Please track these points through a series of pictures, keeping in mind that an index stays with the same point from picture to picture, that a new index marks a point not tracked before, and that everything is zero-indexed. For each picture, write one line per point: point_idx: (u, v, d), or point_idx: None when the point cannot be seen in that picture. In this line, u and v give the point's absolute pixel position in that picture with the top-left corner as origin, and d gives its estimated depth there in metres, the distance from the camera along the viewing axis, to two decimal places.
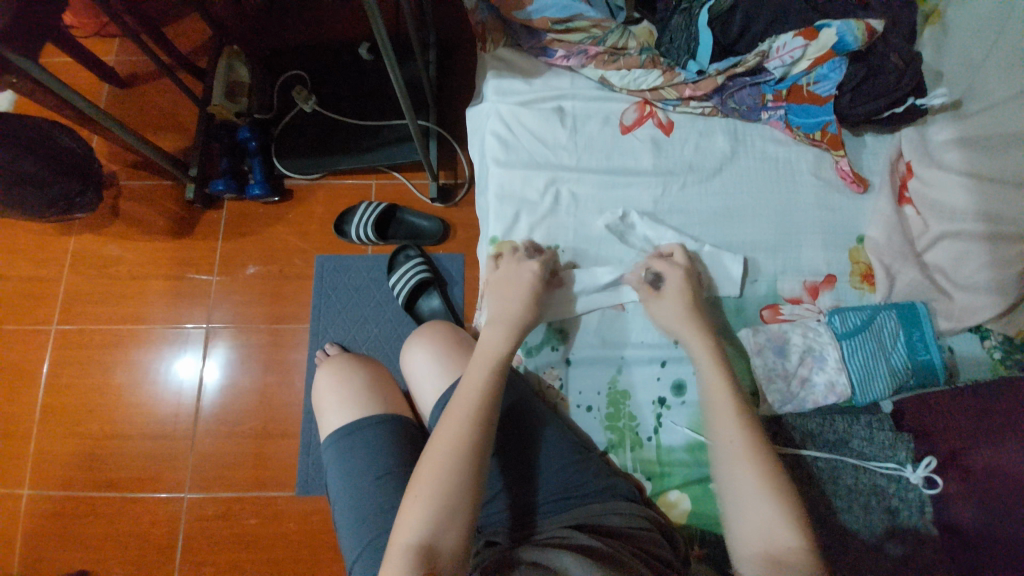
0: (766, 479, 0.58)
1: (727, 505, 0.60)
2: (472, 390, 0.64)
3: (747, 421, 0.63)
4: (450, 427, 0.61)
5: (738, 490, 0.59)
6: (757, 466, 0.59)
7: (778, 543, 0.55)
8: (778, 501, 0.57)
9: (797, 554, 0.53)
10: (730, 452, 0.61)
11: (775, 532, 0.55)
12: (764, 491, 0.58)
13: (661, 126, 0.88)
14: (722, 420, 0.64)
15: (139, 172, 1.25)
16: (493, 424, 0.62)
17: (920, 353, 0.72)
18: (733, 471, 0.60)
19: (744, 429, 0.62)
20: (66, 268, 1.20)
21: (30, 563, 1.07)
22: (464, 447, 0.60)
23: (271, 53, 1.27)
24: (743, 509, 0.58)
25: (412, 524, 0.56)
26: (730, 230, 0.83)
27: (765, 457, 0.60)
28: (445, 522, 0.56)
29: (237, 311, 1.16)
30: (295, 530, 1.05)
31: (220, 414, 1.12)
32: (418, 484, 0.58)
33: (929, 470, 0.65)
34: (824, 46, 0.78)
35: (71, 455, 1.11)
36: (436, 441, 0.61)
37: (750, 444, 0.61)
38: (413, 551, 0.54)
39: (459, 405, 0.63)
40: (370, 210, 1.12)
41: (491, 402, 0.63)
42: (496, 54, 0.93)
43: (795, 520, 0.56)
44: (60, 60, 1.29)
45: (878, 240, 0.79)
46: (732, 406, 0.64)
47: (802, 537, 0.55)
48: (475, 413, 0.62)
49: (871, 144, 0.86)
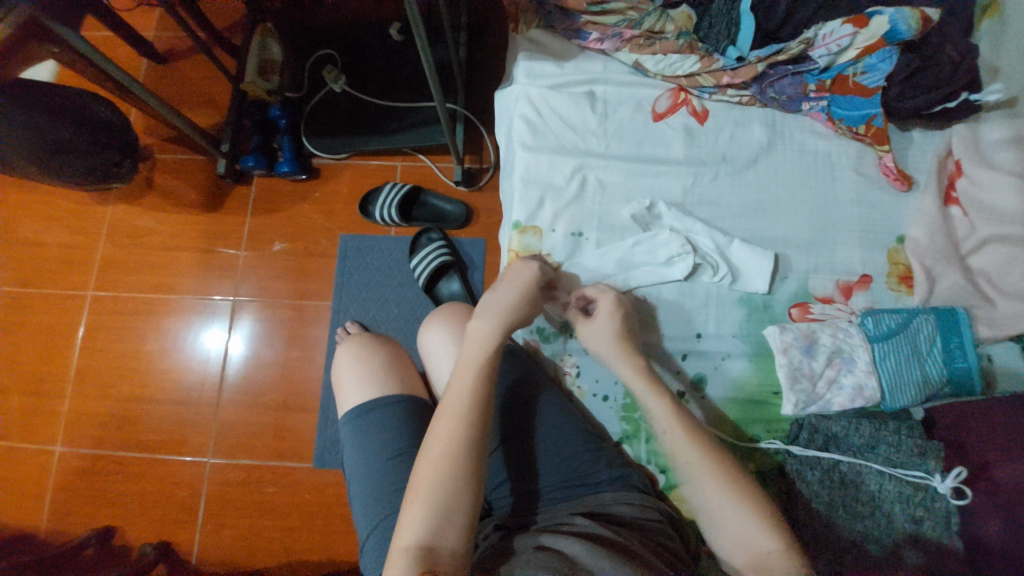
0: (729, 491, 0.56)
1: (704, 520, 0.58)
2: (457, 395, 0.62)
3: (688, 426, 0.61)
4: (443, 430, 0.60)
5: (708, 506, 0.57)
6: (718, 478, 0.57)
7: (758, 548, 0.54)
8: (747, 507, 0.55)
9: (777, 557, 0.53)
10: (688, 471, 0.59)
11: (752, 540, 0.54)
12: (731, 503, 0.56)
13: (694, 115, 0.85)
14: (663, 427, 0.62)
15: (173, 146, 1.27)
16: (487, 427, 0.61)
17: (957, 360, 0.69)
18: (693, 485, 0.59)
19: (695, 443, 0.60)
20: (102, 237, 1.24)
21: (62, 515, 1.12)
22: (461, 450, 0.58)
23: (304, 31, 1.27)
24: (719, 525, 0.56)
25: (411, 526, 0.55)
26: (761, 224, 0.80)
27: (723, 468, 0.58)
28: (445, 524, 0.55)
29: (262, 286, 1.19)
30: (311, 502, 1.08)
31: (244, 385, 1.15)
32: (415, 487, 0.57)
33: (959, 480, 0.61)
34: (875, 34, 0.75)
35: (101, 416, 1.16)
36: (429, 444, 0.60)
37: (704, 458, 0.58)
38: (414, 551, 0.53)
39: (450, 408, 0.62)
40: (394, 192, 1.13)
41: (478, 407, 0.61)
42: (528, 35, 0.91)
43: (767, 522, 0.54)
44: (101, 33, 1.32)
45: (920, 241, 0.76)
46: (677, 425, 0.61)
47: (775, 537, 0.54)
48: (469, 416, 0.61)
49: (919, 140, 0.81)
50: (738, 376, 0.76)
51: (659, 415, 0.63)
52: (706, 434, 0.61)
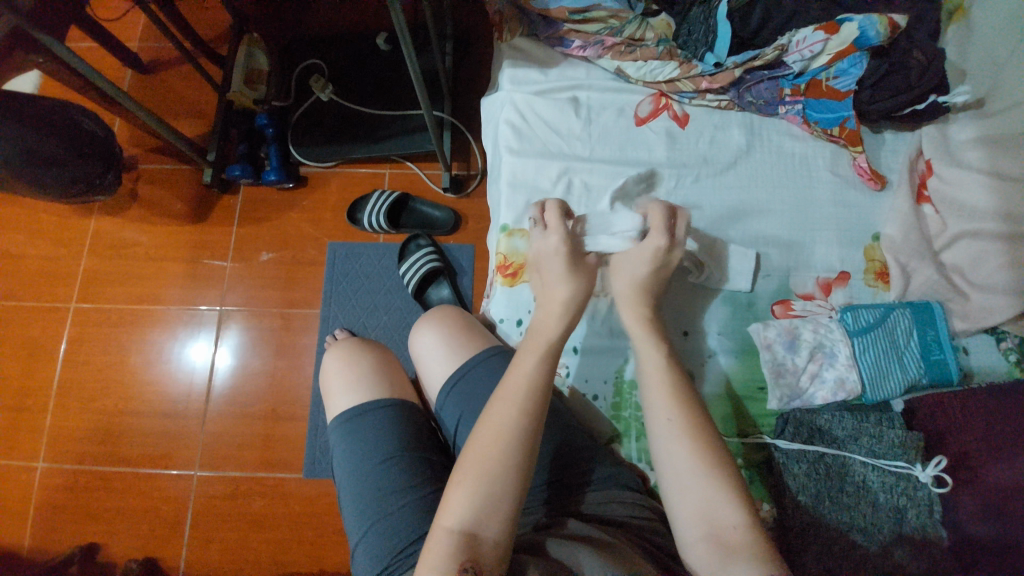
0: (701, 458, 0.56)
1: (667, 486, 0.58)
2: (519, 381, 0.60)
3: (682, 397, 0.60)
4: (499, 416, 0.58)
5: (677, 474, 0.57)
6: (694, 445, 0.57)
7: (721, 520, 0.54)
8: (717, 476, 0.56)
9: (742, 531, 0.53)
10: (665, 434, 0.59)
11: (714, 509, 0.54)
12: (698, 469, 0.56)
13: (676, 119, 0.88)
14: (654, 396, 0.61)
15: (158, 156, 1.27)
16: (543, 417, 0.58)
17: (934, 352, 0.72)
18: (669, 452, 0.58)
19: (677, 408, 0.60)
20: (84, 249, 1.23)
21: (44, 533, 1.09)
22: (514, 438, 0.56)
23: (291, 41, 1.28)
24: (683, 490, 0.56)
25: (455, 508, 0.54)
26: (743, 225, 0.82)
27: (705, 442, 0.57)
28: (491, 511, 0.53)
29: (249, 296, 1.18)
30: (302, 513, 1.07)
31: (231, 396, 1.14)
32: (462, 470, 0.56)
33: (940, 469, 0.64)
34: (845, 41, 0.78)
35: (85, 431, 1.14)
36: (481, 429, 0.58)
37: (681, 422, 0.59)
38: (456, 536, 0.52)
39: (506, 394, 0.59)
40: (383, 199, 1.14)
41: (537, 395, 0.59)
42: (512, 43, 0.93)
43: (738, 498, 0.54)
44: (84, 44, 1.31)
45: (894, 238, 0.79)
46: (664, 388, 0.61)
47: (744, 513, 0.54)
48: (526, 405, 0.58)
49: (890, 142, 0.85)
50: (723, 373, 0.77)
51: (651, 373, 0.63)
52: (690, 399, 0.60)
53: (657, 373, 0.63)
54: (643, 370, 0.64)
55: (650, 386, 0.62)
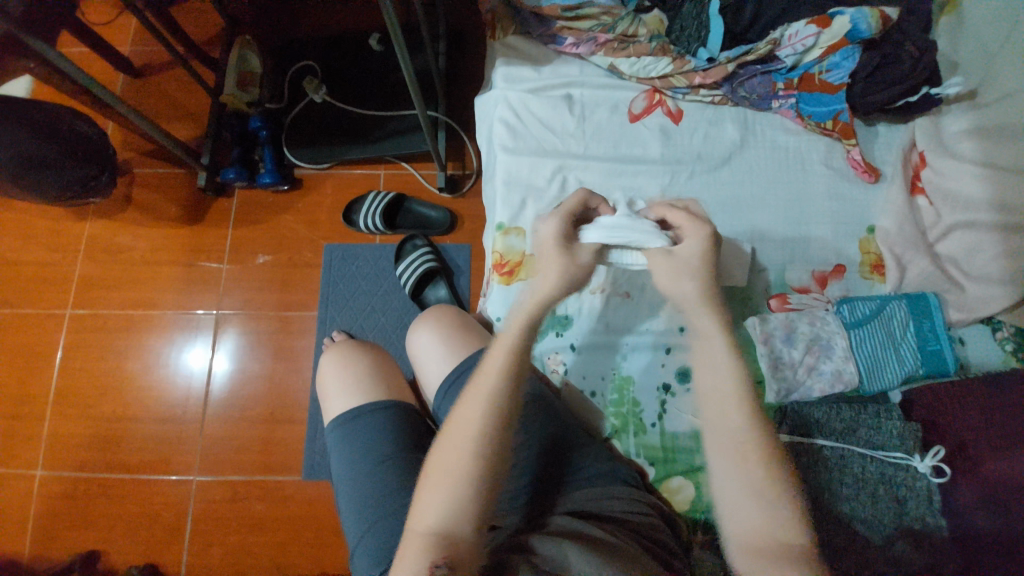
0: (763, 476, 0.53)
1: (723, 496, 0.54)
2: (486, 381, 0.58)
3: (754, 411, 0.55)
4: (466, 417, 0.56)
5: (739, 489, 0.53)
6: (762, 461, 0.53)
7: (778, 537, 0.51)
8: (776, 494, 0.52)
9: (800, 552, 0.50)
10: (725, 448, 0.55)
11: (772, 525, 0.51)
12: (758, 489, 0.53)
13: (670, 115, 0.88)
14: (723, 408, 0.56)
15: (152, 160, 1.26)
16: (511, 417, 0.57)
17: (930, 343, 0.72)
18: (735, 467, 0.54)
19: (750, 419, 0.55)
20: (79, 255, 1.22)
21: (43, 540, 1.09)
22: (480, 440, 0.55)
23: (283, 43, 1.28)
24: (737, 507, 0.53)
25: (426, 507, 0.54)
26: (738, 218, 0.82)
27: (774, 457, 0.53)
28: (460, 510, 0.53)
29: (246, 299, 1.18)
30: (302, 515, 1.06)
31: (230, 400, 1.13)
32: (436, 471, 0.55)
33: (937, 460, 0.64)
34: (837, 35, 0.79)
35: (83, 437, 1.13)
36: (450, 430, 0.57)
37: (748, 438, 0.54)
38: (427, 534, 0.53)
39: (472, 394, 0.57)
40: (378, 200, 1.14)
41: (504, 395, 0.57)
42: (505, 41, 0.93)
43: (798, 516, 0.52)
44: (75, 49, 1.31)
45: (889, 229, 0.79)
46: (729, 400, 0.56)
47: (803, 531, 0.51)
48: (492, 406, 0.56)
49: (883, 134, 0.86)
50: None
51: (708, 381, 0.58)
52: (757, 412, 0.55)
53: (721, 382, 0.57)
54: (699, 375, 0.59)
55: (710, 396, 0.57)
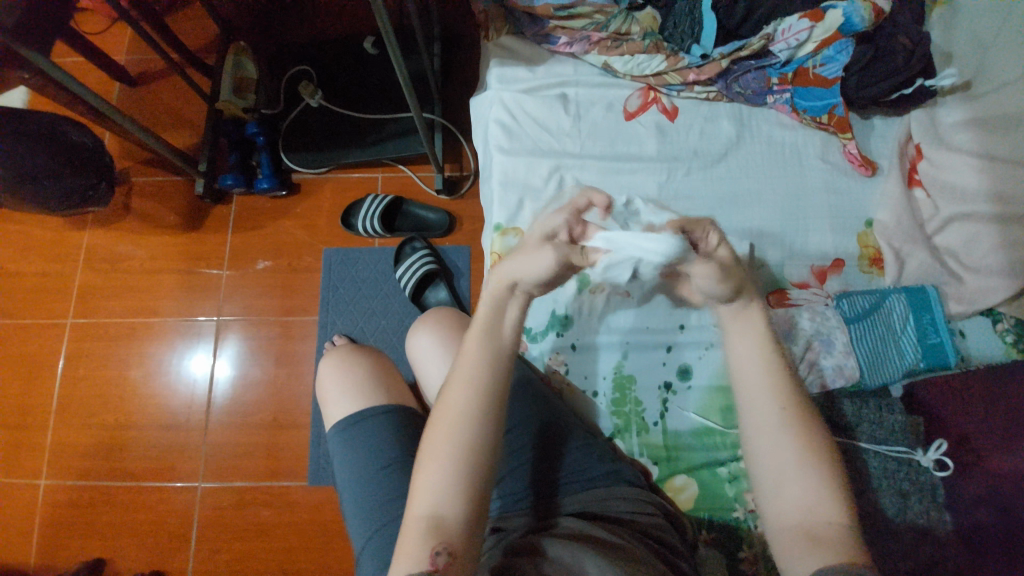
0: (809, 454, 0.52)
1: (763, 473, 0.53)
2: (471, 361, 0.56)
3: (789, 388, 0.54)
4: (453, 399, 0.54)
5: (777, 466, 0.52)
6: (799, 438, 0.52)
7: (819, 515, 0.50)
8: (820, 472, 0.51)
9: (838, 529, 0.49)
10: (770, 427, 0.53)
11: (812, 502, 0.50)
12: (805, 466, 0.51)
13: (665, 112, 0.88)
14: (759, 387, 0.55)
15: (150, 169, 1.26)
16: (499, 396, 0.55)
17: (930, 336, 0.71)
18: (773, 446, 0.53)
19: (785, 397, 0.54)
20: (79, 265, 1.23)
21: (49, 550, 1.09)
22: (469, 419, 0.53)
23: (278, 48, 1.28)
24: (782, 486, 0.52)
25: (422, 494, 0.51)
26: (736, 215, 0.82)
27: (811, 434, 0.52)
28: (455, 495, 0.51)
29: (247, 305, 1.18)
30: (307, 520, 1.06)
31: (232, 406, 1.13)
32: (427, 460, 0.53)
33: (941, 452, 0.65)
34: (830, 28, 0.79)
35: (87, 447, 1.14)
36: (436, 416, 0.55)
37: (793, 416, 0.53)
38: (424, 521, 0.50)
39: (457, 375, 0.56)
40: (376, 203, 1.14)
41: (490, 374, 0.56)
42: (498, 42, 0.93)
43: (837, 494, 0.50)
44: (71, 60, 1.31)
45: (887, 223, 0.79)
46: (770, 377, 0.55)
47: (842, 509, 0.50)
48: (479, 386, 0.55)
49: (880, 127, 0.86)
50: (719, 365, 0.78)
51: (744, 359, 0.57)
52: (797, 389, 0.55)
53: (757, 361, 0.56)
54: (738, 353, 0.57)
55: (750, 376, 0.56)
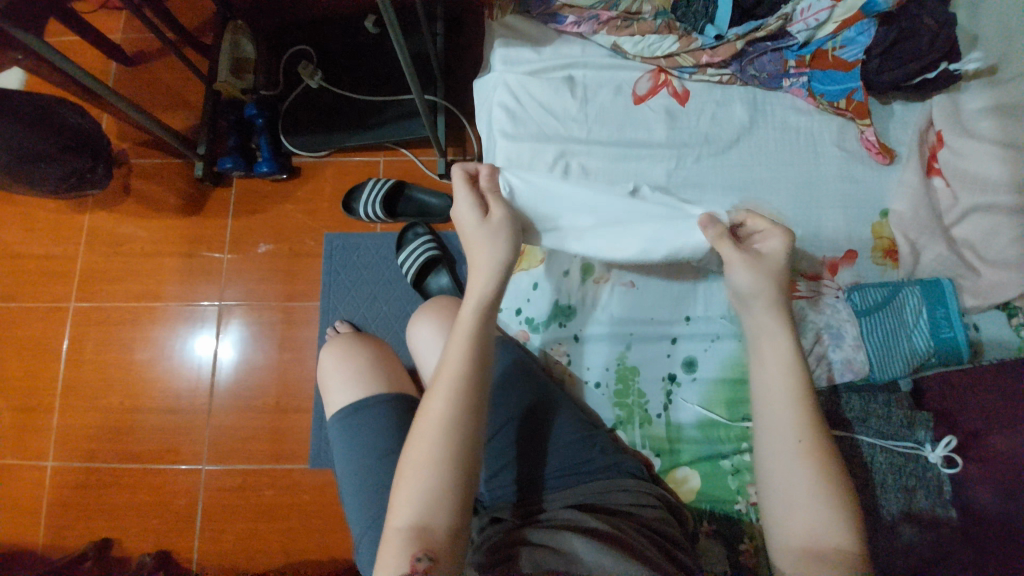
0: (827, 484, 0.51)
1: (772, 498, 0.54)
2: (447, 369, 0.56)
3: (810, 420, 0.54)
4: (431, 409, 0.54)
5: (788, 490, 0.52)
6: (820, 472, 0.52)
7: (824, 540, 0.50)
8: (834, 502, 0.51)
9: (846, 556, 0.49)
10: (787, 454, 0.53)
11: (823, 531, 0.50)
12: (817, 496, 0.51)
13: (676, 96, 0.85)
14: (779, 422, 0.54)
15: (149, 151, 1.24)
16: (478, 404, 0.55)
17: (944, 330, 0.68)
18: (786, 477, 0.53)
19: (805, 427, 0.53)
20: (81, 247, 1.22)
21: (57, 532, 1.11)
22: (448, 428, 0.53)
23: (276, 27, 1.24)
24: (790, 508, 0.52)
25: (402, 505, 0.51)
26: (746, 203, 0.80)
27: (827, 463, 0.52)
28: (437, 502, 0.50)
29: (249, 289, 1.17)
30: (311, 503, 1.07)
31: (235, 390, 1.13)
32: (408, 472, 0.52)
33: (949, 449, 0.63)
34: (851, 8, 0.76)
35: (92, 429, 1.14)
36: (418, 425, 0.54)
37: (811, 447, 0.53)
38: (405, 533, 0.50)
39: (437, 384, 0.55)
40: (377, 187, 1.11)
41: (467, 380, 0.55)
42: (504, 21, 0.89)
43: (848, 524, 0.50)
44: (67, 38, 1.28)
45: (903, 213, 0.77)
46: (795, 406, 0.54)
47: (851, 536, 0.50)
48: (456, 393, 0.54)
49: (899, 113, 0.82)
50: (728, 357, 0.76)
51: (770, 389, 0.56)
52: (821, 422, 0.54)
53: (781, 391, 0.55)
54: (763, 383, 0.57)
55: (775, 407, 0.55)
